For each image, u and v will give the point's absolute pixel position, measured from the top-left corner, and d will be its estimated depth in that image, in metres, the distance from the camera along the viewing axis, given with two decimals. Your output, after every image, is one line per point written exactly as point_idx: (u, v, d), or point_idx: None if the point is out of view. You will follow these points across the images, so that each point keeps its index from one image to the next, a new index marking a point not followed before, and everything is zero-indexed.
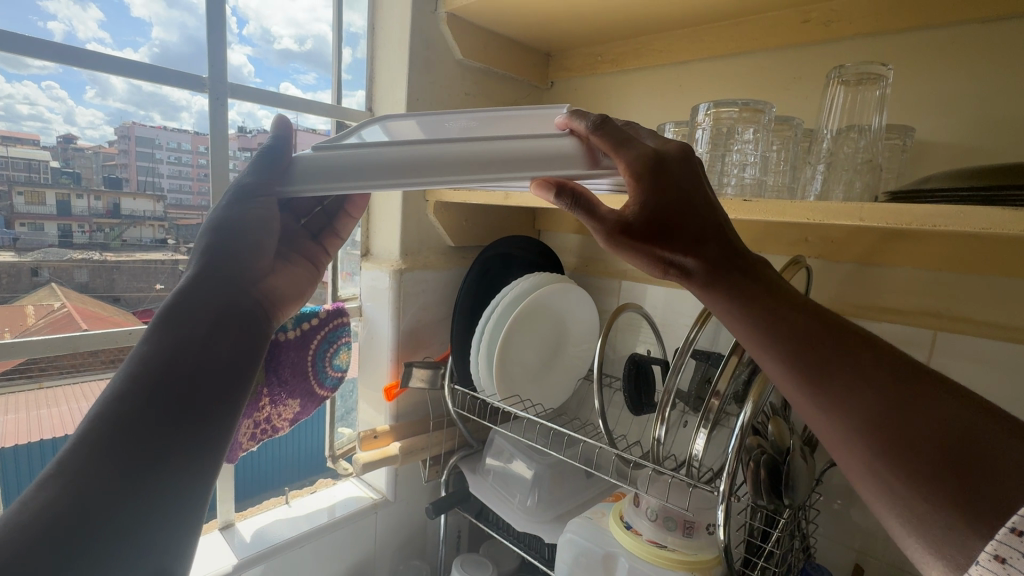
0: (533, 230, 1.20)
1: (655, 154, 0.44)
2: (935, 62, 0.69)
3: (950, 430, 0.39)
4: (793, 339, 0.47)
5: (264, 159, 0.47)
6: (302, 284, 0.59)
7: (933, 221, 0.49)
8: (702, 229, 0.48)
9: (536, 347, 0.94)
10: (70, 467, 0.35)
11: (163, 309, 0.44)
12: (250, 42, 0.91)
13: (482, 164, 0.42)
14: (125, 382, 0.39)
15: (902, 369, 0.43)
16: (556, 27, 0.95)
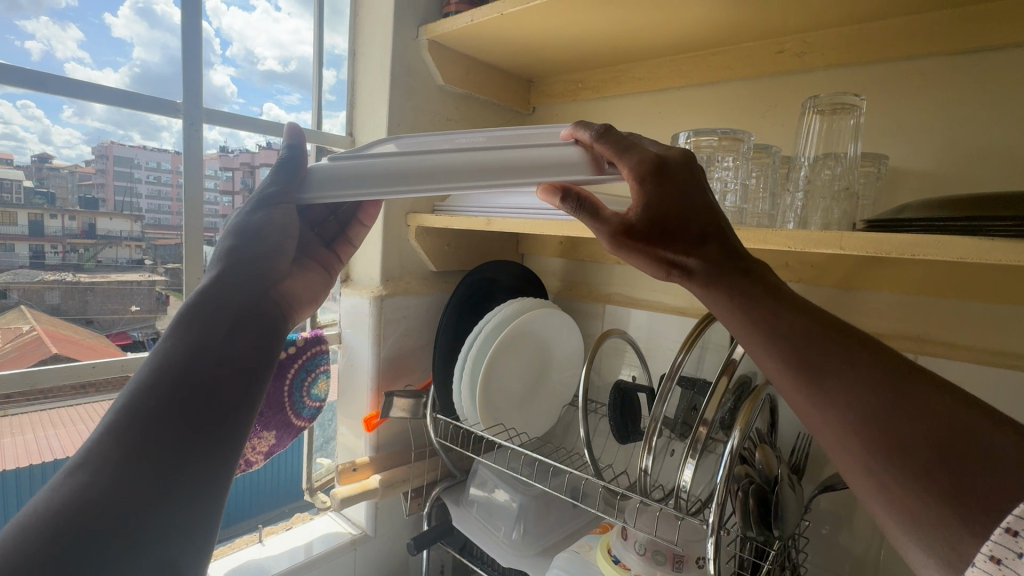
0: (516, 254, 1.19)
1: (657, 157, 0.46)
2: (904, 93, 0.71)
3: (943, 424, 0.40)
4: (792, 339, 0.48)
5: (283, 166, 0.52)
6: (316, 287, 0.62)
7: (910, 251, 0.50)
8: (704, 229, 0.50)
9: (520, 373, 0.92)
10: (96, 459, 0.36)
11: (185, 307, 0.45)
12: (233, 63, 0.90)
13: (500, 170, 0.47)
14: (149, 375, 0.41)
15: (898, 364, 0.44)
16: (537, 55, 0.96)
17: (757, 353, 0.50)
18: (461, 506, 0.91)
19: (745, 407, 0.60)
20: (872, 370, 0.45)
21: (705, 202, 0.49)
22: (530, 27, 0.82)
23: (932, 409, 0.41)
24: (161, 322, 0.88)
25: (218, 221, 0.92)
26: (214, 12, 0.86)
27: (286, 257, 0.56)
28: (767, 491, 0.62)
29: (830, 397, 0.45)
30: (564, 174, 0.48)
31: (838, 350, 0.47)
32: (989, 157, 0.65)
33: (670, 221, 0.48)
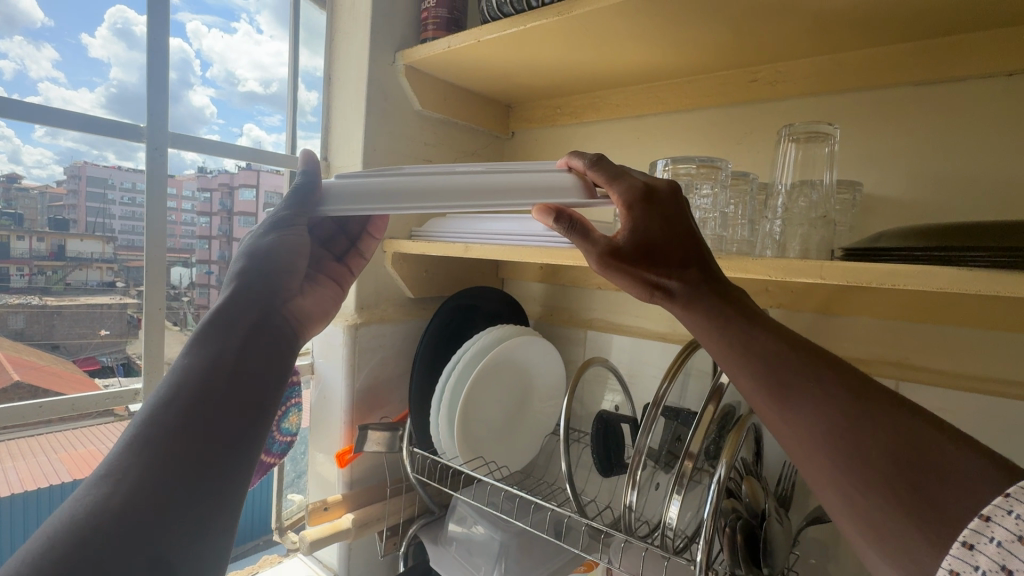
0: (496, 279, 1.17)
1: (645, 186, 0.50)
2: (874, 122, 0.72)
3: (903, 440, 0.42)
4: (766, 358, 0.50)
5: (296, 190, 0.54)
6: (329, 299, 0.66)
7: (890, 280, 0.50)
8: (686, 253, 0.53)
9: (500, 403, 0.89)
10: (119, 470, 0.37)
11: (203, 323, 0.48)
12: (213, 85, 0.89)
13: (500, 193, 0.50)
14: (169, 388, 0.43)
15: (861, 384, 0.47)
16: (515, 81, 0.96)
17: (734, 370, 0.51)
18: (439, 543, 0.87)
19: (731, 440, 0.58)
20: (838, 389, 0.46)
21: (688, 229, 0.53)
22: (507, 54, 0.82)
23: (894, 427, 0.43)
24: (132, 347, 0.84)
25: (195, 242, 0.91)
26: (195, 33, 0.85)
27: (299, 278, 0.59)
28: (756, 525, 0.60)
29: (800, 413, 0.47)
30: (557, 196, 0.50)
31: (808, 369, 0.48)
32: (961, 185, 0.66)
33: (654, 244, 0.52)
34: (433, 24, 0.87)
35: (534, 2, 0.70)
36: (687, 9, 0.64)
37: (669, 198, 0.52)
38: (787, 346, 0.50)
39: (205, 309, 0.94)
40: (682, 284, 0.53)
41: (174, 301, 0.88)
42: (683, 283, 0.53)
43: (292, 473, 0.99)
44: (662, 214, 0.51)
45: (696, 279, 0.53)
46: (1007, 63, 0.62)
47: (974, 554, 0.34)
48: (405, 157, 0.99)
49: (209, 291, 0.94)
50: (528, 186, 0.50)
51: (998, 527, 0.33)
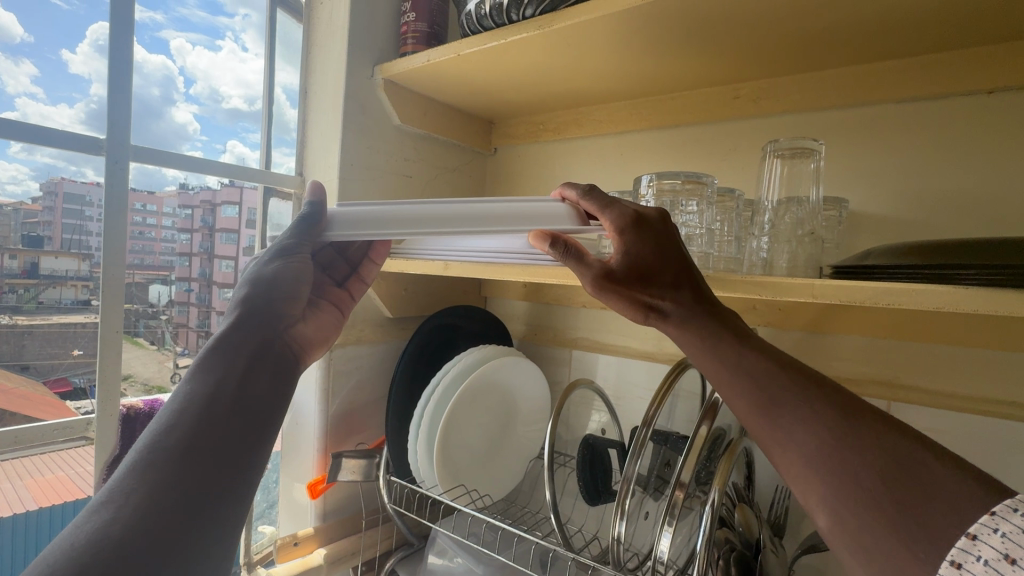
0: (478, 298, 1.15)
1: (638, 212, 0.51)
2: (857, 139, 0.72)
3: (891, 459, 0.39)
4: (753, 377, 0.48)
5: (301, 222, 0.53)
6: (332, 321, 0.70)
7: (882, 299, 0.48)
8: (681, 276, 0.53)
9: (483, 428, 0.86)
10: (122, 493, 0.40)
11: (204, 352, 0.52)
12: (197, 101, 0.87)
13: (494, 220, 0.48)
14: (171, 416, 0.46)
15: (846, 402, 0.44)
16: (497, 97, 0.95)
17: (723, 388, 0.50)
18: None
19: (721, 467, 0.56)
20: (825, 407, 0.44)
21: (680, 253, 0.53)
22: (489, 69, 0.81)
23: (880, 445, 0.40)
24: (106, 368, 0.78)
25: (174, 259, 0.87)
26: (178, 50, 0.83)
27: (300, 304, 0.63)
28: (749, 557, 0.58)
29: (786, 434, 0.45)
30: (552, 223, 0.47)
31: (793, 388, 0.46)
32: (946, 203, 0.66)
33: (648, 268, 0.52)
34: (412, 39, 0.86)
35: (516, 16, 0.69)
36: (671, 25, 0.63)
37: (660, 224, 0.52)
38: (773, 366, 0.48)
39: (185, 327, 0.90)
40: (675, 307, 0.52)
41: (150, 319, 0.84)
42: (676, 305, 0.52)
43: (263, 504, 0.93)
44: (654, 239, 0.51)
45: (689, 300, 0.53)
46: (987, 81, 0.62)
47: (964, 575, 0.32)
48: (384, 174, 0.96)
49: (188, 308, 0.90)
50: (517, 213, 0.47)
51: (985, 546, 0.32)
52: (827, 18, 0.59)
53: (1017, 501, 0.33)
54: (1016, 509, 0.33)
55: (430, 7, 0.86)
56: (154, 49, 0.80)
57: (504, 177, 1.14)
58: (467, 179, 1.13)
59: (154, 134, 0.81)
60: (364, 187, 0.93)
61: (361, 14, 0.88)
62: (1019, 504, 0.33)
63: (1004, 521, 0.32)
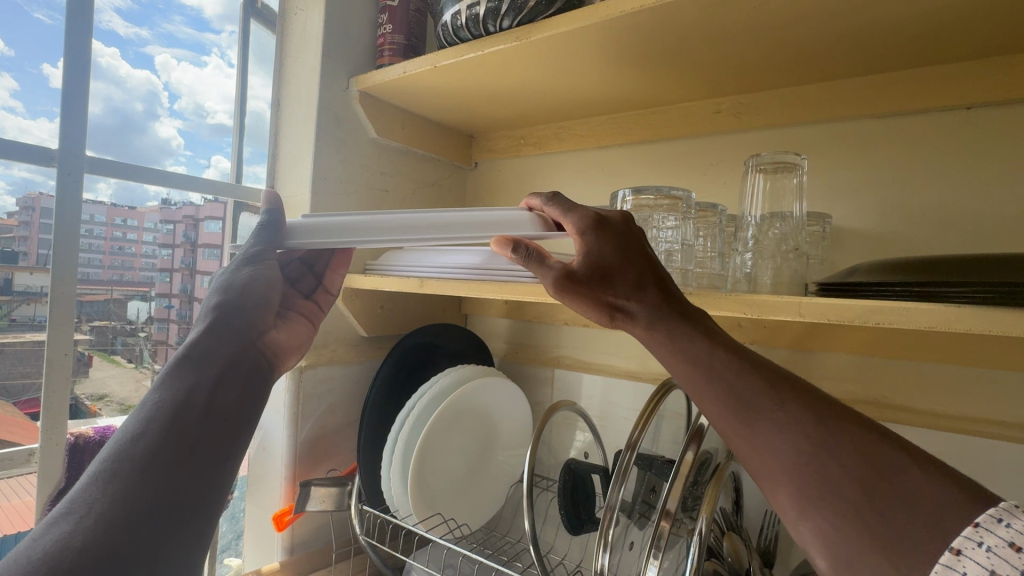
0: (458, 315, 1.11)
1: (599, 214, 0.50)
2: (837, 154, 0.72)
3: (868, 465, 0.37)
4: (725, 381, 0.45)
5: (264, 227, 0.59)
6: (303, 334, 0.67)
7: (871, 318, 0.46)
8: (648, 275, 0.50)
9: (460, 452, 0.82)
10: (83, 506, 0.37)
11: (176, 357, 0.49)
12: (181, 116, 0.86)
13: (457, 227, 0.53)
14: (139, 422, 0.44)
15: (823, 407, 0.41)
16: (477, 111, 0.93)
17: (697, 391, 0.46)
18: None
19: (708, 495, 0.53)
20: (801, 411, 0.41)
21: (645, 253, 0.51)
22: (467, 82, 0.79)
23: (855, 449, 0.38)
24: (80, 387, 0.77)
25: (155, 275, 0.86)
26: (164, 66, 0.83)
27: (270, 312, 0.62)
28: None
29: (763, 442, 0.41)
30: (515, 229, 0.53)
31: (771, 391, 0.43)
32: (930, 219, 0.65)
33: (612, 268, 0.50)
34: (389, 51, 0.84)
35: (493, 27, 0.67)
36: (651, 38, 0.62)
37: (622, 225, 0.52)
38: (749, 369, 0.45)
39: (165, 346, 0.89)
40: (640, 306, 0.49)
41: (128, 336, 0.83)
42: (641, 305, 0.49)
43: (228, 534, 0.88)
44: (617, 238, 0.50)
45: (657, 300, 0.49)
46: (967, 96, 0.62)
47: None
48: (360, 188, 0.93)
49: (168, 326, 0.89)
50: (474, 222, 0.53)
51: (971, 561, 0.31)
52: (808, 32, 0.59)
53: (1001, 511, 0.32)
54: (1001, 520, 0.32)
55: (407, 19, 0.84)
56: (138, 64, 0.80)
57: (485, 191, 1.12)
58: (446, 194, 1.11)
59: (135, 149, 0.80)
60: (339, 201, 0.90)
61: (336, 25, 0.86)
62: (1004, 514, 0.32)
63: (988, 535, 0.31)
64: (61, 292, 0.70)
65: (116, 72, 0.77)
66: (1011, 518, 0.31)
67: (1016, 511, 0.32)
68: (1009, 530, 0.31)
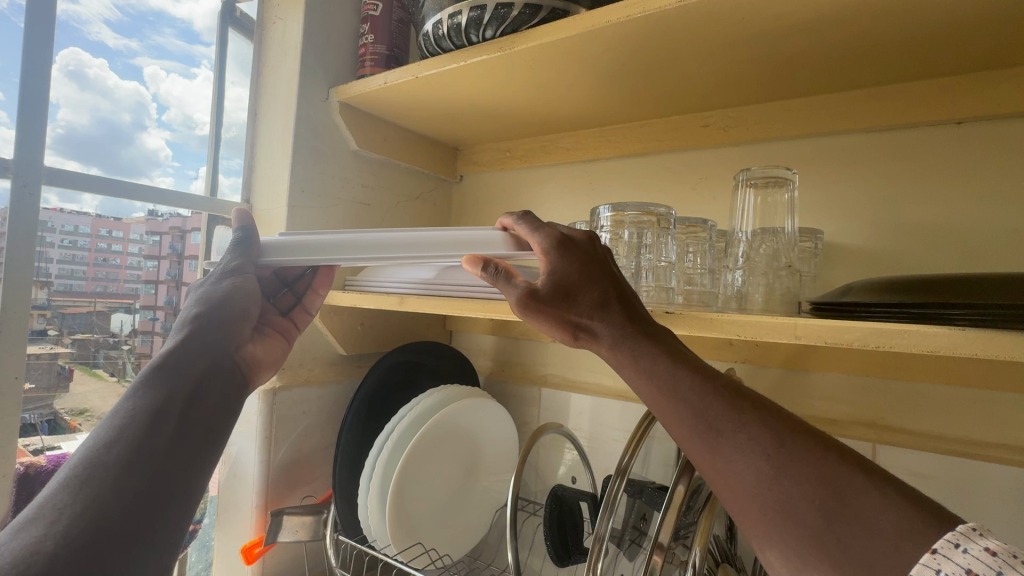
0: (442, 331, 1.08)
1: (561, 235, 0.50)
2: (826, 170, 0.71)
3: (826, 487, 0.35)
4: (687, 399, 0.42)
5: (236, 243, 0.56)
6: (276, 352, 0.64)
7: (871, 341, 0.44)
8: (611, 293, 0.48)
9: (443, 476, 0.78)
10: (52, 514, 0.36)
11: (151, 366, 0.48)
12: (169, 127, 0.84)
13: (423, 247, 0.53)
14: (112, 428, 0.43)
15: (791, 429, 0.39)
16: (462, 122, 0.91)
17: (662, 410, 0.43)
18: None
19: (702, 524, 0.50)
20: (762, 432, 0.39)
21: (609, 271, 0.50)
22: (450, 92, 0.77)
23: (817, 471, 0.36)
24: (60, 402, 0.73)
25: (140, 287, 0.82)
26: (152, 77, 0.81)
27: (247, 326, 0.60)
28: None
29: (725, 465, 0.39)
30: (482, 247, 0.53)
31: (735, 410, 0.40)
32: (921, 235, 0.64)
33: (575, 287, 0.48)
34: (371, 61, 0.82)
35: (475, 37, 0.65)
36: (639, 49, 0.60)
37: (585, 244, 0.51)
38: (712, 387, 0.42)
39: (148, 359, 0.84)
40: (604, 325, 0.47)
41: (111, 350, 0.79)
42: (605, 323, 0.47)
43: (197, 566, 0.82)
44: (580, 257, 0.49)
45: (621, 319, 0.47)
46: (956, 113, 0.61)
47: None
48: (340, 201, 0.91)
49: (153, 338, 0.84)
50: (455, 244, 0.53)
51: None
52: (798, 45, 0.57)
53: (955, 535, 0.32)
54: (957, 545, 0.31)
55: (390, 28, 0.82)
56: (126, 75, 0.77)
57: (469, 205, 1.10)
58: (430, 207, 1.08)
59: (122, 161, 0.77)
60: (317, 215, 0.87)
61: (316, 34, 0.84)
62: (960, 538, 0.31)
63: (946, 562, 0.30)
64: (14, 311, 0.66)
65: (104, 83, 0.75)
66: (967, 543, 0.31)
67: (971, 535, 0.31)
68: (966, 556, 0.30)
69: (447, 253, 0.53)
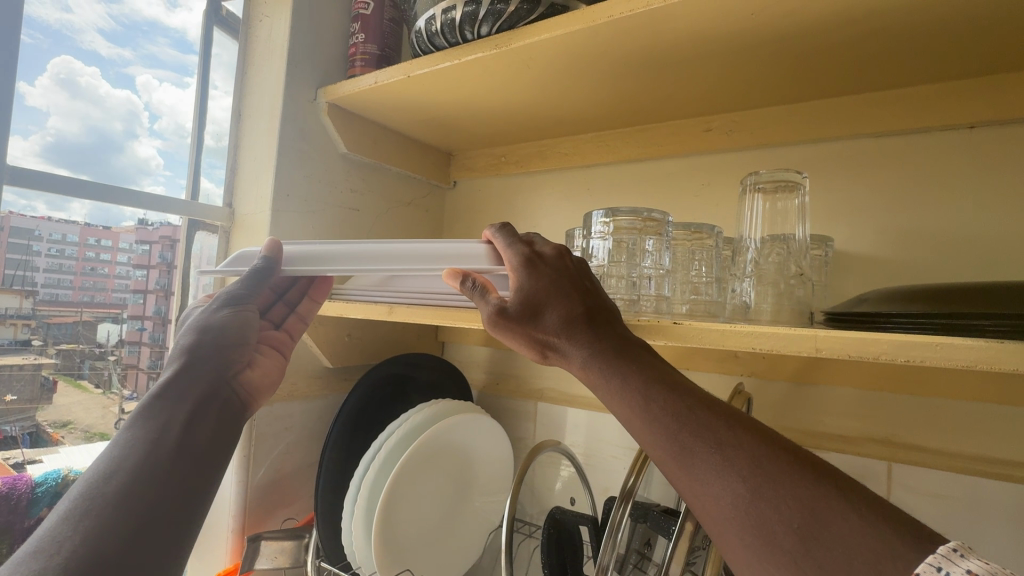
0: (434, 343, 1.04)
1: (530, 251, 0.48)
2: (834, 176, 0.68)
3: (804, 510, 0.32)
4: (660, 418, 0.38)
5: (252, 278, 0.56)
6: (272, 373, 0.64)
7: (897, 354, 0.41)
8: (580, 308, 0.45)
9: (433, 497, 0.74)
10: (51, 545, 0.36)
11: (149, 397, 0.48)
12: (161, 136, 0.81)
13: (416, 258, 0.52)
14: (111, 460, 0.43)
15: (769, 445, 0.36)
16: (455, 126, 0.88)
17: (636, 430, 0.40)
18: None
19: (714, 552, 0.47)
20: (738, 451, 0.35)
21: (578, 286, 0.47)
22: (442, 93, 0.74)
23: (793, 494, 0.33)
24: (43, 414, 0.70)
25: (128, 296, 0.79)
26: (145, 86, 0.79)
27: (248, 351, 0.60)
28: None
29: (700, 488, 0.36)
30: (463, 260, 0.51)
31: (709, 429, 0.37)
32: (932, 243, 0.62)
33: (541, 304, 0.46)
34: (361, 61, 0.79)
35: (470, 34, 0.62)
36: (639, 49, 0.58)
37: (555, 258, 0.49)
38: (684, 403, 0.39)
39: (135, 369, 0.81)
40: (571, 343, 0.44)
41: (97, 360, 0.76)
42: (573, 341, 0.44)
43: None
44: (547, 272, 0.47)
45: (589, 335, 0.44)
46: (966, 117, 0.59)
47: None
48: (328, 206, 0.87)
49: (140, 349, 0.81)
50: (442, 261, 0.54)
51: None
52: (804, 47, 0.55)
53: (937, 558, 0.29)
54: (939, 569, 0.28)
55: (381, 28, 0.79)
56: (119, 84, 0.76)
57: (464, 212, 1.07)
58: (422, 214, 1.05)
59: (112, 169, 0.75)
60: (303, 221, 0.83)
61: (304, 33, 0.81)
62: (942, 562, 0.28)
63: None
64: None
65: (95, 92, 0.73)
66: (949, 567, 0.28)
67: (952, 558, 0.28)
68: None
69: (430, 261, 0.52)
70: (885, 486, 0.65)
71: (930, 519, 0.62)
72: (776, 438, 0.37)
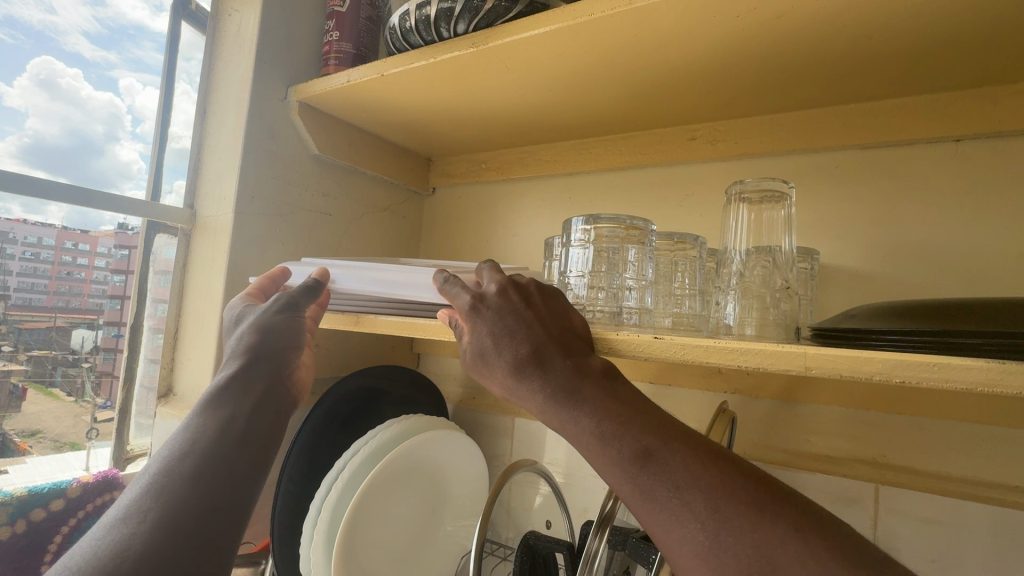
0: (410, 355, 1.00)
1: (478, 294, 0.47)
2: (819, 189, 0.67)
3: (763, 558, 0.30)
4: (618, 460, 0.36)
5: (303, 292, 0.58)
6: (309, 376, 0.66)
7: (888, 374, 0.38)
8: (526, 348, 0.42)
9: (400, 518, 0.70)
10: (138, 514, 0.39)
11: (212, 389, 0.51)
12: (145, 140, 0.78)
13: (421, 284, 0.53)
14: (182, 443, 0.45)
15: (734, 485, 0.33)
16: (434, 129, 0.85)
17: (598, 468, 0.37)
18: None
19: None
20: (698, 496, 0.33)
21: (528, 320, 0.44)
22: (420, 94, 0.71)
23: (754, 541, 0.31)
24: (10, 422, 0.66)
25: (104, 303, 0.75)
26: (128, 89, 0.76)
27: (299, 352, 0.62)
28: None
29: (661, 532, 0.34)
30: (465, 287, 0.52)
31: (667, 470, 0.34)
32: (916, 258, 0.60)
33: (493, 349, 0.44)
34: (335, 59, 0.76)
35: (446, 31, 0.59)
36: (624, 53, 0.56)
37: (498, 295, 0.46)
38: (642, 444, 0.35)
39: (111, 377, 0.77)
40: (522, 386, 0.41)
41: (70, 367, 0.72)
42: (524, 386, 0.41)
43: None
44: (490, 314, 0.45)
45: (539, 377, 0.41)
46: (949, 131, 0.58)
47: None
48: (298, 209, 0.83)
49: (117, 356, 0.77)
50: (423, 281, 0.53)
51: None
52: (798, 57, 0.55)
53: None
54: None
55: (356, 26, 0.76)
56: (101, 87, 0.74)
57: (442, 220, 1.04)
58: (399, 221, 1.02)
59: (92, 173, 0.72)
60: (269, 225, 0.79)
61: (274, 30, 0.78)
62: None
63: None
64: None
65: (77, 94, 0.71)
66: None
67: None
68: None
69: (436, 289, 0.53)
70: (871, 508, 0.62)
71: (914, 544, 0.60)
72: (745, 472, 0.34)
